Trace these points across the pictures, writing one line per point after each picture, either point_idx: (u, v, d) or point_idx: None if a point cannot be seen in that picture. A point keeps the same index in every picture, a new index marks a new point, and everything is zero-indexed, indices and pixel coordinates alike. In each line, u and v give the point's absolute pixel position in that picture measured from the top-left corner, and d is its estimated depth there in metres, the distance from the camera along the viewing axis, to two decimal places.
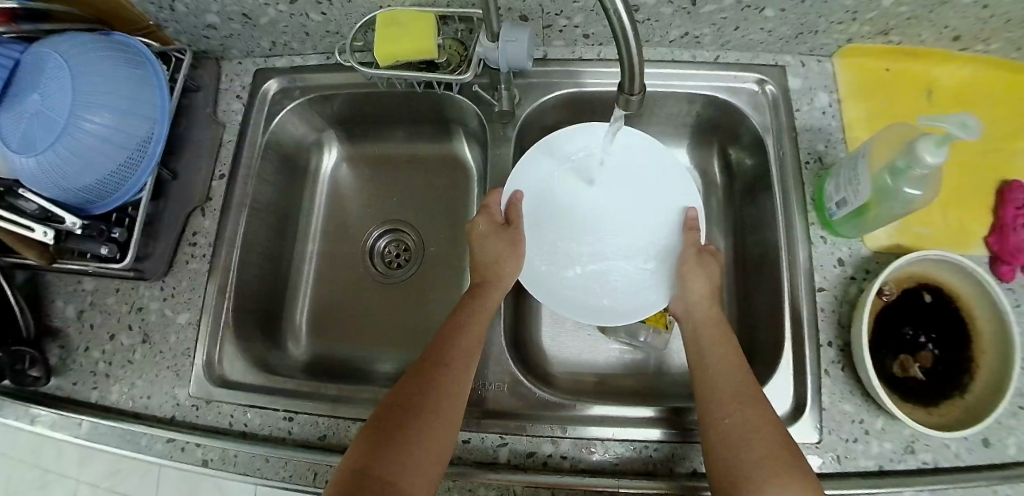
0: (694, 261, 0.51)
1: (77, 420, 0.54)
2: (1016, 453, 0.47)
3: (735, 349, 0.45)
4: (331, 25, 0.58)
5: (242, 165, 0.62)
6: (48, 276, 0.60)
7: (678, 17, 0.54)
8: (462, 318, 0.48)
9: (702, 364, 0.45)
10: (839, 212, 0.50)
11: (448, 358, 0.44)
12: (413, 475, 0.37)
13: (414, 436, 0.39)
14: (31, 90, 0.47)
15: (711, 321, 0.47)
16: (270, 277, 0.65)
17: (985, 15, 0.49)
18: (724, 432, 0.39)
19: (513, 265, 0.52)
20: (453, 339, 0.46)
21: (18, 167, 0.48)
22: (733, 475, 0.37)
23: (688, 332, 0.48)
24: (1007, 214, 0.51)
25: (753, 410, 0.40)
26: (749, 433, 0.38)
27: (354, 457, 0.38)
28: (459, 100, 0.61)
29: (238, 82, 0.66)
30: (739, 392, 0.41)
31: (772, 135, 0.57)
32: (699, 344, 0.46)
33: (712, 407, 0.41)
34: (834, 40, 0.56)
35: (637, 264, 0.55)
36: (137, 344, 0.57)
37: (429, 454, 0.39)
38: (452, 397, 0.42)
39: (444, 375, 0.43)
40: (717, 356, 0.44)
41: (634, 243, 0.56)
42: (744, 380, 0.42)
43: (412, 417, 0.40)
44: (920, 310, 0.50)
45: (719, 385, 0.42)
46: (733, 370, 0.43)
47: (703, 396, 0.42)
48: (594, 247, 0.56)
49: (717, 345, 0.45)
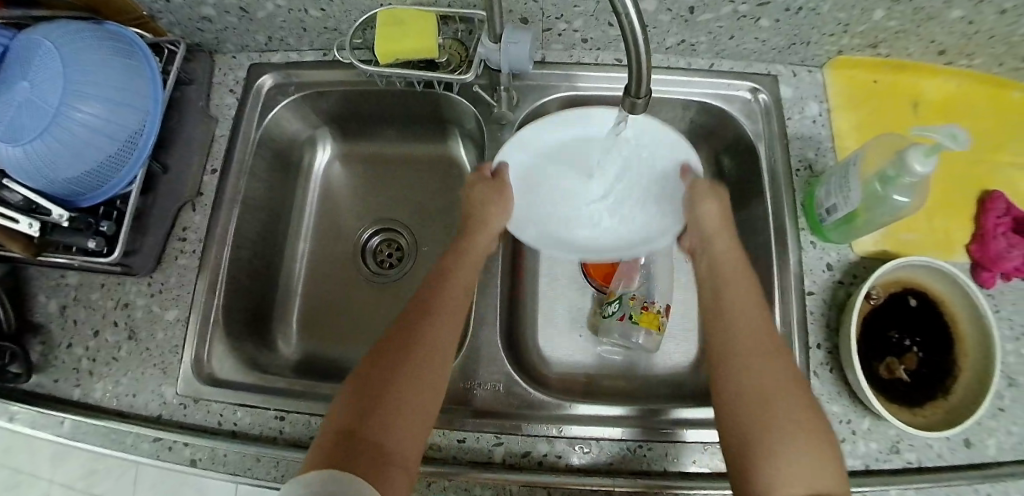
0: (710, 200, 0.50)
1: (59, 419, 0.53)
2: (996, 453, 0.48)
3: (757, 296, 0.44)
4: (330, 21, 0.58)
5: (235, 159, 0.61)
6: (29, 271, 0.58)
7: (675, 24, 0.55)
8: (448, 274, 0.48)
9: (719, 309, 0.44)
10: (829, 218, 0.51)
11: (432, 314, 0.44)
12: (400, 435, 0.37)
13: (401, 397, 0.38)
14: (21, 79, 0.46)
15: (730, 260, 0.47)
16: (262, 274, 0.64)
17: (970, 30, 0.51)
18: (739, 386, 0.39)
19: (498, 210, 0.52)
20: (435, 297, 0.45)
21: (5, 157, 0.47)
22: (745, 433, 0.36)
23: (704, 269, 0.49)
24: (989, 223, 0.52)
25: (771, 361, 0.39)
26: (766, 386, 0.38)
27: (337, 420, 0.37)
28: (457, 100, 0.61)
29: (232, 76, 0.65)
30: (757, 343, 0.41)
31: (764, 141, 0.58)
32: (716, 285, 0.46)
33: (727, 359, 0.41)
34: (825, 51, 0.57)
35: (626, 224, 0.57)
36: (122, 341, 0.55)
37: (416, 417, 0.39)
38: (438, 353, 0.42)
39: (428, 333, 0.42)
40: (734, 299, 0.44)
41: (625, 203, 0.57)
42: (763, 329, 0.42)
43: (396, 379, 0.39)
44: (906, 314, 0.51)
45: (737, 335, 0.41)
46: (752, 318, 0.42)
47: (716, 348, 0.42)
48: (586, 209, 0.58)
49: (737, 290, 0.45)
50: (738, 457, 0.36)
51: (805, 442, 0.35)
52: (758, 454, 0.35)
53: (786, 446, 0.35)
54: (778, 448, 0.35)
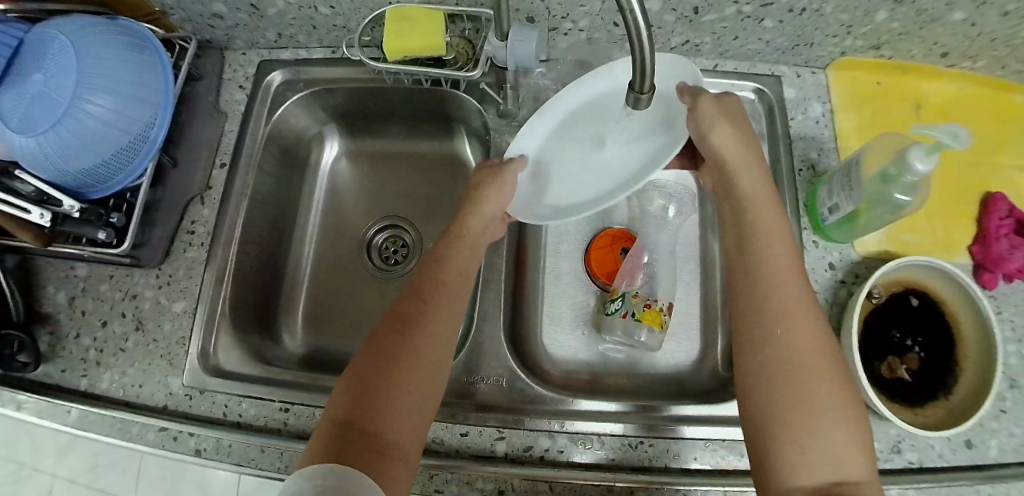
0: (722, 123, 0.46)
1: (66, 408, 0.53)
2: (998, 454, 0.48)
3: (791, 248, 0.42)
4: (339, 19, 0.59)
5: (244, 154, 0.62)
6: (39, 262, 0.59)
7: (680, 24, 0.55)
8: (444, 263, 0.48)
9: (747, 270, 0.41)
10: (831, 217, 0.51)
11: (427, 301, 0.44)
12: (398, 425, 0.37)
13: (399, 385, 0.39)
14: (35, 71, 0.47)
15: (758, 202, 0.44)
16: (268, 269, 0.65)
17: (973, 33, 0.51)
18: (767, 359, 0.37)
19: (496, 203, 0.53)
20: (431, 285, 0.46)
21: (19, 148, 0.47)
22: (768, 411, 0.35)
23: (727, 213, 0.46)
24: (991, 224, 0.53)
25: (801, 330, 0.37)
26: (795, 359, 0.36)
27: (335, 413, 0.37)
28: (463, 98, 0.62)
29: (241, 73, 0.66)
30: (788, 310, 0.38)
31: (767, 141, 0.59)
32: (741, 238, 0.43)
33: (752, 329, 0.38)
34: (828, 52, 0.58)
35: (640, 170, 0.52)
36: (129, 331, 0.56)
37: (416, 408, 0.39)
38: (436, 341, 0.42)
39: (425, 320, 0.43)
40: (763, 251, 0.41)
41: (636, 154, 0.53)
42: (797, 290, 0.39)
43: (395, 371, 0.39)
44: (908, 313, 0.51)
45: (766, 302, 0.39)
46: (784, 280, 0.40)
47: (743, 314, 0.40)
48: (596, 177, 0.55)
49: (769, 245, 0.41)
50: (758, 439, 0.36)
51: (832, 419, 0.34)
52: (784, 438, 0.34)
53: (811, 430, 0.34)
54: (801, 431, 0.34)
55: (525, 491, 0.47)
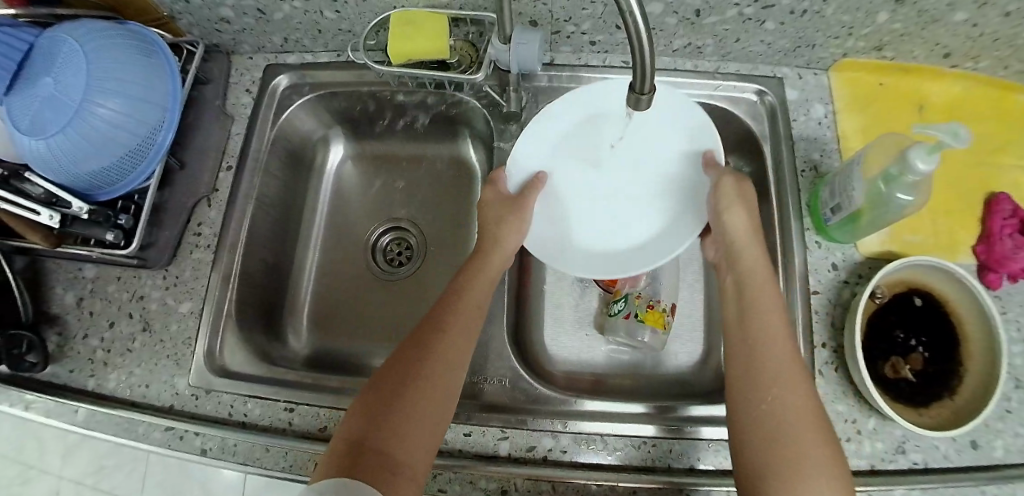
0: (738, 205, 0.49)
1: (74, 407, 0.54)
2: (1003, 455, 0.48)
3: (781, 312, 0.44)
4: (344, 23, 0.60)
5: (250, 157, 0.62)
6: (48, 264, 0.60)
7: (682, 27, 0.56)
8: (461, 292, 0.48)
9: (744, 333, 0.43)
10: (834, 217, 0.51)
11: (441, 330, 0.45)
12: (407, 448, 0.38)
13: (406, 415, 0.39)
14: (45, 75, 0.48)
15: (758, 276, 0.46)
16: (273, 270, 0.65)
17: (976, 33, 0.51)
18: (759, 415, 0.38)
19: (513, 232, 0.53)
20: (444, 316, 0.46)
21: (30, 151, 0.48)
22: (762, 464, 0.36)
23: (730, 285, 0.48)
24: (995, 224, 0.53)
25: (793, 391, 0.38)
26: (786, 414, 0.37)
27: (348, 430, 0.39)
28: (467, 101, 0.62)
29: (248, 76, 0.67)
30: (781, 372, 0.40)
31: (769, 142, 0.59)
32: (741, 308, 0.45)
33: (747, 388, 0.40)
34: (830, 54, 0.58)
35: (664, 224, 0.55)
36: (136, 332, 0.57)
37: (426, 430, 0.40)
38: (447, 370, 0.43)
39: (435, 351, 0.43)
40: (762, 322, 0.43)
41: (655, 201, 0.56)
42: (788, 355, 0.41)
43: (408, 393, 0.40)
44: (911, 313, 0.51)
45: (759, 365, 0.40)
46: (778, 345, 0.41)
47: (738, 375, 0.41)
48: (615, 216, 0.56)
49: (764, 312, 0.43)
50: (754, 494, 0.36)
51: (825, 474, 0.35)
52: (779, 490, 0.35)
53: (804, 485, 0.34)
54: (791, 467, 0.35)
55: (528, 491, 0.47)
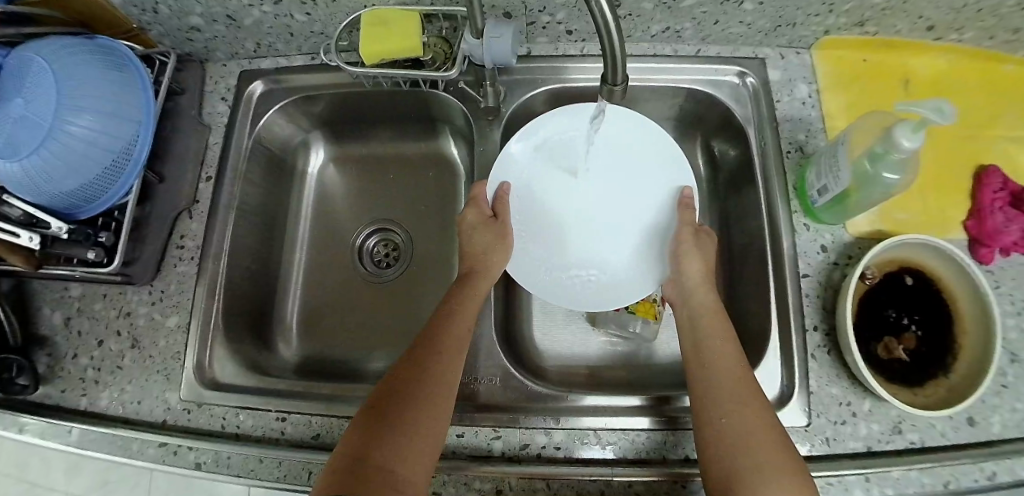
0: (690, 249, 0.51)
1: (67, 428, 0.54)
2: (1001, 430, 0.48)
3: (731, 337, 0.45)
4: (316, 25, 0.58)
5: (229, 167, 0.61)
6: (34, 284, 0.59)
7: (659, 11, 0.55)
8: (454, 312, 0.48)
9: (699, 358, 0.45)
10: (821, 199, 0.51)
11: (438, 351, 0.45)
12: (410, 466, 0.39)
13: (404, 435, 0.40)
14: (15, 95, 0.47)
15: (707, 310, 0.48)
16: (260, 279, 0.65)
17: (958, 4, 0.50)
18: (721, 430, 0.39)
19: (500, 256, 0.53)
20: (436, 338, 0.46)
21: (4, 173, 0.48)
22: (728, 475, 0.37)
23: (684, 321, 0.49)
24: (985, 198, 0.52)
25: (749, 407, 0.40)
26: (744, 428, 0.39)
27: (348, 447, 0.40)
28: (445, 98, 0.61)
29: (223, 84, 0.66)
30: (737, 390, 0.41)
31: (754, 125, 0.58)
32: (696, 336, 0.47)
33: (710, 405, 0.41)
34: (812, 32, 0.57)
35: (645, 245, 0.56)
36: (126, 349, 0.56)
37: (422, 447, 0.40)
38: (444, 390, 0.43)
39: (430, 372, 0.44)
40: (715, 348, 0.44)
41: (636, 223, 0.56)
42: (741, 376, 0.42)
43: (405, 412, 0.41)
44: (902, 292, 0.51)
45: (717, 384, 0.42)
46: (732, 367, 0.43)
47: (699, 395, 0.42)
48: (599, 240, 0.56)
49: (716, 338, 0.45)
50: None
51: (788, 485, 0.36)
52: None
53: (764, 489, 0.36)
54: (754, 477, 0.36)
55: (523, 490, 0.47)
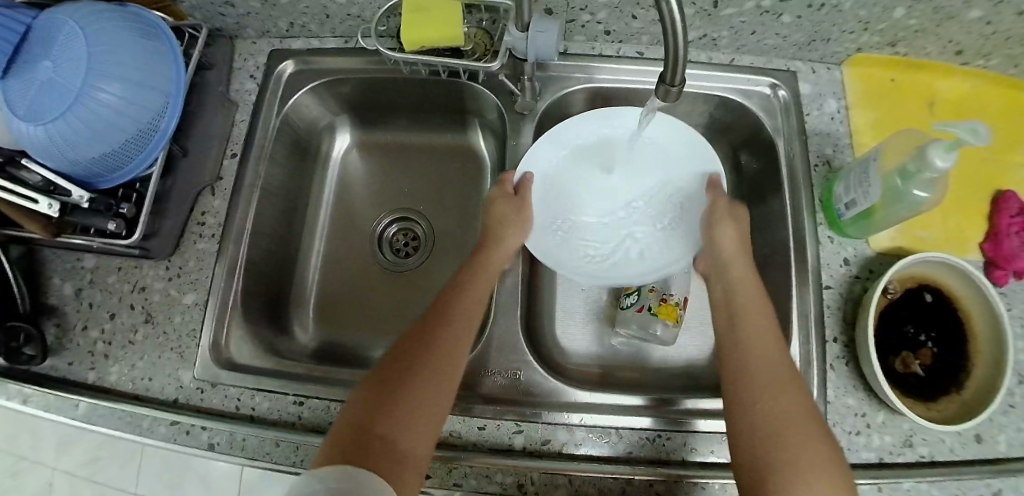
0: (726, 221, 0.51)
1: (74, 402, 0.52)
2: (1007, 448, 0.49)
3: (772, 328, 0.45)
4: (354, 8, 0.58)
5: (255, 145, 0.60)
6: (45, 253, 0.58)
7: (698, 18, 0.55)
8: (465, 285, 0.48)
9: (734, 341, 0.44)
10: (848, 213, 0.52)
11: (449, 322, 0.45)
12: (414, 436, 0.38)
13: (410, 402, 0.39)
14: (44, 58, 0.46)
15: (744, 285, 0.48)
16: (279, 260, 0.64)
17: (989, 30, 0.51)
18: (756, 421, 0.39)
19: (515, 230, 0.53)
20: (447, 309, 0.46)
21: (28, 138, 0.47)
22: (759, 465, 0.37)
23: (719, 296, 0.49)
24: (1002, 222, 0.53)
25: (787, 395, 0.40)
26: (784, 417, 0.39)
27: (352, 417, 0.39)
28: (479, 90, 0.61)
29: (252, 62, 0.65)
30: (776, 377, 0.41)
31: (783, 137, 0.59)
32: (731, 311, 0.47)
33: (746, 391, 0.41)
34: (844, 49, 0.58)
35: (669, 234, 0.57)
36: (139, 324, 0.55)
37: (426, 417, 0.39)
38: (453, 361, 0.43)
39: (438, 343, 0.43)
40: (754, 330, 0.44)
41: (661, 216, 0.58)
42: (781, 369, 0.42)
43: (411, 382, 0.40)
44: (921, 309, 0.52)
45: (754, 370, 0.42)
46: (769, 353, 0.43)
47: (735, 380, 0.42)
48: (619, 230, 0.58)
49: (754, 319, 0.45)
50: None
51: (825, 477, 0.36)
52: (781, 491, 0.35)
53: (801, 477, 0.36)
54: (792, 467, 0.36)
55: (544, 485, 0.47)
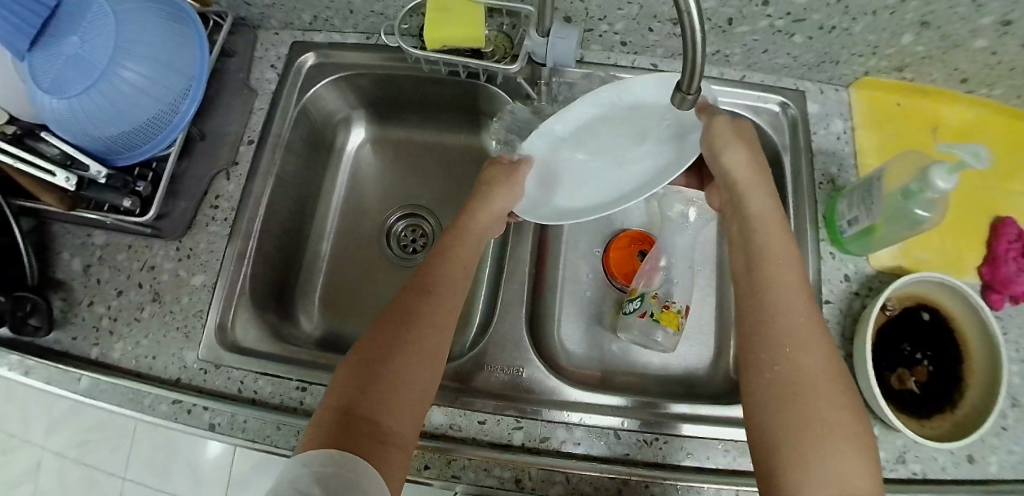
0: (737, 144, 0.49)
1: (76, 376, 0.52)
2: (997, 470, 0.50)
3: (797, 275, 0.42)
4: (378, 5, 0.59)
5: (273, 132, 0.61)
6: (56, 227, 0.58)
7: (713, 33, 0.57)
8: (447, 255, 0.48)
9: (750, 287, 0.42)
10: (849, 229, 0.53)
11: (431, 293, 0.44)
12: (400, 416, 0.38)
13: (395, 383, 0.39)
14: (72, 33, 0.47)
15: (766, 222, 0.45)
16: (288, 248, 0.64)
17: (993, 60, 0.53)
18: (766, 375, 0.37)
19: (502, 194, 0.54)
20: (430, 287, 0.45)
21: (50, 111, 0.48)
22: (771, 428, 0.36)
23: (736, 234, 0.47)
24: (1000, 247, 0.54)
25: (807, 347, 0.38)
26: (801, 372, 0.37)
27: (336, 399, 0.38)
28: (495, 92, 0.63)
29: (274, 52, 0.66)
30: (796, 327, 0.39)
31: (790, 154, 0.60)
32: (750, 250, 0.45)
33: (760, 345, 0.39)
34: (852, 71, 0.60)
35: (663, 166, 0.54)
36: (145, 302, 0.56)
37: (412, 395, 0.39)
38: (436, 333, 0.42)
39: (423, 317, 0.43)
40: (776, 274, 0.42)
41: (655, 155, 0.55)
42: (805, 320, 0.39)
43: (396, 360, 0.40)
44: (918, 327, 0.53)
45: (770, 319, 0.40)
46: (789, 297, 0.40)
47: (751, 332, 0.40)
48: (616, 178, 0.57)
49: (775, 258, 0.43)
50: (767, 460, 0.35)
51: (843, 439, 0.34)
52: (787, 449, 0.34)
53: (819, 438, 0.34)
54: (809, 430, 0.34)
55: (541, 481, 0.47)
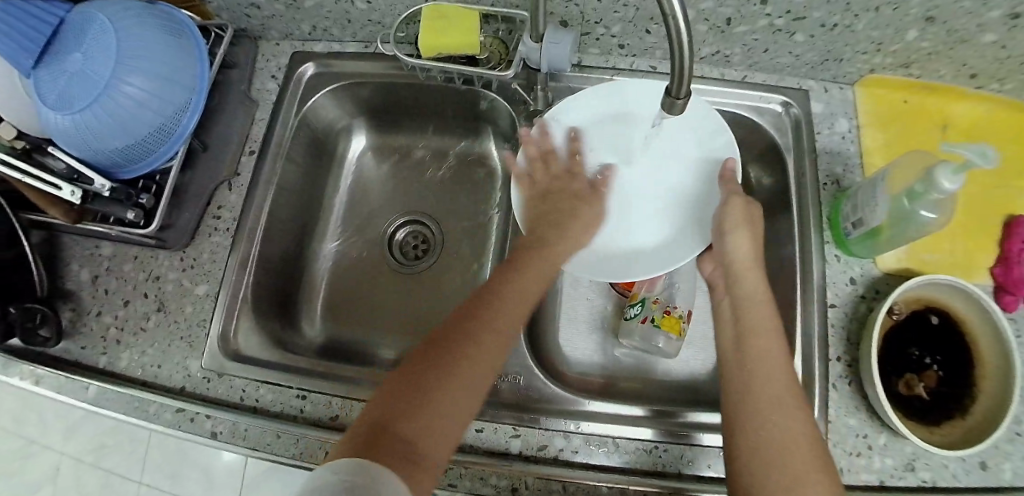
0: (744, 229, 0.48)
1: (84, 384, 0.54)
2: (1012, 477, 0.48)
3: (783, 348, 0.42)
4: (374, 14, 0.59)
5: (273, 142, 0.62)
6: (65, 239, 0.60)
7: (711, 34, 0.56)
8: (507, 280, 0.45)
9: (739, 359, 0.42)
10: (854, 232, 0.52)
11: (490, 317, 0.41)
12: (436, 441, 0.34)
13: (437, 404, 0.35)
14: (75, 51, 0.48)
15: (756, 300, 0.45)
16: (290, 256, 0.65)
17: (1003, 55, 0.51)
18: (755, 443, 0.36)
19: (551, 229, 0.51)
20: (489, 307, 0.42)
21: (55, 126, 0.49)
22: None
23: (728, 314, 0.47)
24: (1012, 248, 0.53)
25: (792, 419, 0.37)
26: (785, 441, 0.35)
27: (374, 410, 0.35)
28: (493, 98, 0.62)
29: (274, 63, 0.67)
30: (782, 397, 0.38)
31: (793, 155, 0.59)
32: (742, 321, 0.45)
33: (744, 414, 0.38)
34: (857, 69, 0.58)
35: (684, 207, 0.55)
36: (151, 312, 0.57)
37: (450, 423, 0.35)
38: (486, 362, 0.39)
39: (476, 338, 0.39)
40: (762, 346, 0.41)
41: (675, 191, 0.55)
42: (790, 385, 0.39)
43: (443, 379, 0.36)
44: (926, 332, 0.52)
45: (757, 389, 0.39)
46: (775, 369, 0.40)
47: (737, 399, 0.39)
48: (636, 212, 0.56)
49: (763, 330, 0.43)
50: None
51: None
52: None
53: None
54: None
55: (539, 490, 0.47)
